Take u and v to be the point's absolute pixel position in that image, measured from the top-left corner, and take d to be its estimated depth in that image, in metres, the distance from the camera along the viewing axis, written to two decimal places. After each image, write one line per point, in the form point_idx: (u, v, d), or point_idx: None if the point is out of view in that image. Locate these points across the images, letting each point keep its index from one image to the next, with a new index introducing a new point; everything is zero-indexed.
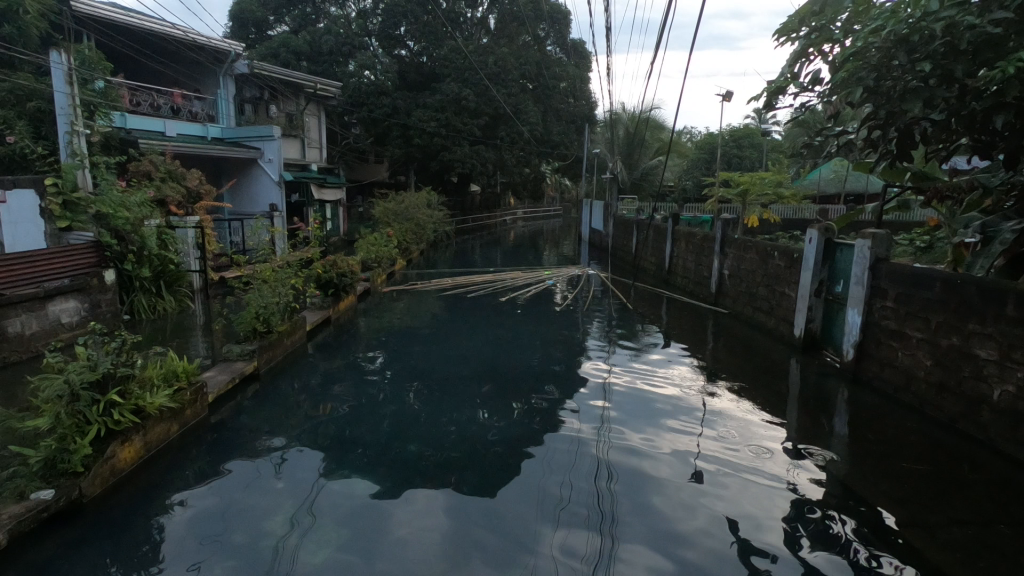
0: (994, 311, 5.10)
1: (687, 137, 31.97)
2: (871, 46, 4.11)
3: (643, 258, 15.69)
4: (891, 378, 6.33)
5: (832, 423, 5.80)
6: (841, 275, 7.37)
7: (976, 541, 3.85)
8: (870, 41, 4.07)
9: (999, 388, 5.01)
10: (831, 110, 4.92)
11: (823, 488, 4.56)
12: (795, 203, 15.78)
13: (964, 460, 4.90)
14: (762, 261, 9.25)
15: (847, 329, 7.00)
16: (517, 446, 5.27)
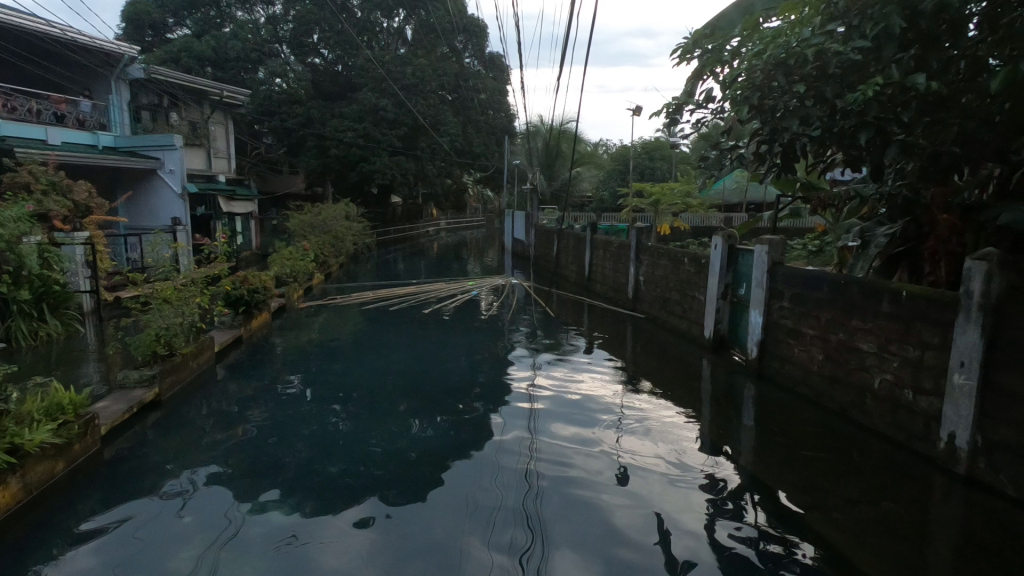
0: (873, 307, 5.65)
1: (603, 149, 33.19)
2: (755, 68, 4.42)
3: (565, 266, 16.09)
4: (790, 372, 6.84)
5: (741, 418, 6.18)
6: (743, 278, 7.88)
7: (867, 518, 4.23)
8: (753, 64, 4.39)
9: (880, 376, 5.55)
10: (726, 125, 5.27)
11: (736, 481, 4.83)
12: (703, 212, 16.74)
13: (854, 445, 5.36)
14: (674, 267, 9.74)
15: (751, 329, 7.48)
16: (443, 461, 5.20)
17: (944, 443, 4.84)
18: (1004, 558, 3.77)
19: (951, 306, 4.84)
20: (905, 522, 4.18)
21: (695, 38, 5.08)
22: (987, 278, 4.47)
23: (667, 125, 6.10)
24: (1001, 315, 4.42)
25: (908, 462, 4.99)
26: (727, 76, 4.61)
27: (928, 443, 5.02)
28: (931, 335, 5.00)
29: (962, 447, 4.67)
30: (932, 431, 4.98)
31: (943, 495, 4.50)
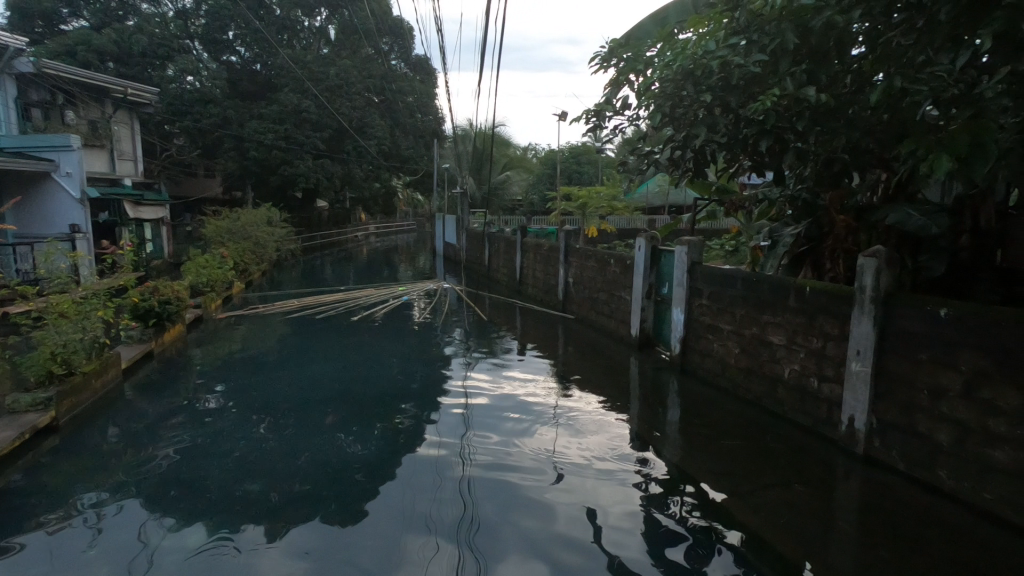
0: (781, 303, 6.05)
1: (532, 154, 33.68)
2: (667, 78, 4.62)
3: (497, 270, 16.16)
4: (710, 366, 7.19)
5: (667, 412, 6.44)
6: (665, 278, 8.21)
7: (781, 501, 4.52)
8: (664, 74, 4.59)
9: (789, 366, 5.94)
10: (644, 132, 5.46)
11: (664, 474, 5.01)
12: (628, 215, 17.31)
13: (769, 433, 5.72)
14: (601, 269, 10.01)
15: (674, 326, 7.81)
16: (373, 471, 5.08)
17: (844, 426, 5.27)
18: (898, 527, 4.15)
19: (847, 300, 5.27)
20: (813, 501, 4.51)
21: (612, 47, 5.22)
22: (877, 274, 4.91)
23: (590, 131, 6.23)
24: (889, 307, 4.86)
25: (816, 446, 5.37)
26: (641, 85, 4.78)
27: (832, 426, 5.44)
28: (832, 327, 5.42)
29: (860, 428, 5.10)
30: (835, 415, 5.40)
31: (846, 474, 4.89)
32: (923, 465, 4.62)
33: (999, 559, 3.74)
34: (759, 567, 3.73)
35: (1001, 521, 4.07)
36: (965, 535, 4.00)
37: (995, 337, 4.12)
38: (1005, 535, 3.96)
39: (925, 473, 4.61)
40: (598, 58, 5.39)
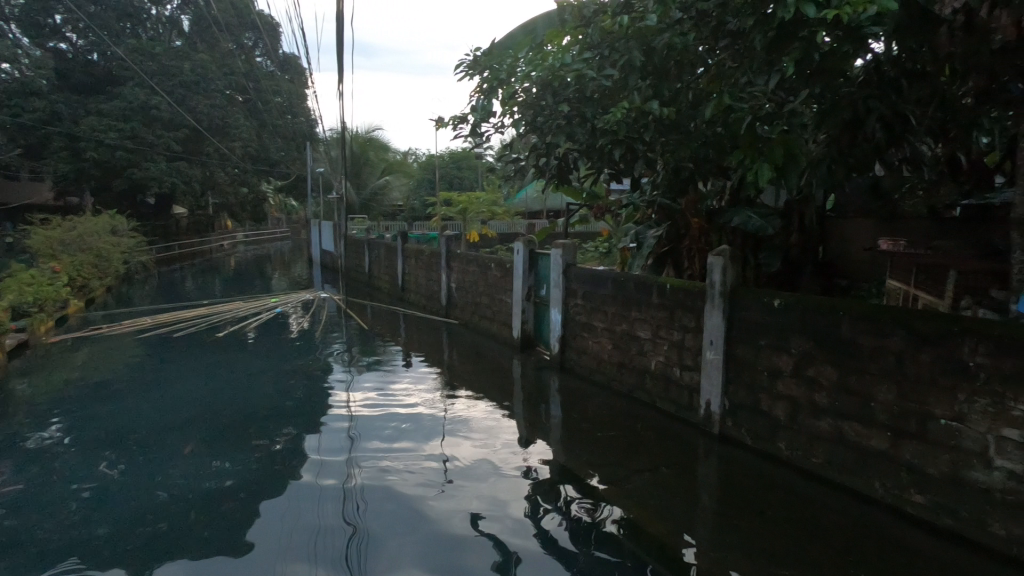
0: (646, 300, 6.51)
1: (413, 159, 33.23)
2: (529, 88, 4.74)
3: (378, 277, 15.75)
4: (586, 362, 7.56)
5: (548, 409, 6.66)
6: (543, 280, 8.51)
7: (650, 484, 4.88)
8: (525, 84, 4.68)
9: (654, 358, 6.41)
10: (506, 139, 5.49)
11: (548, 470, 5.18)
12: (508, 219, 17.68)
13: (640, 421, 6.13)
14: (482, 273, 10.13)
15: (552, 326, 8.11)
16: (243, 498, 4.71)
17: (702, 409, 5.80)
18: (747, 496, 4.65)
19: (701, 294, 5.80)
20: (680, 481, 4.90)
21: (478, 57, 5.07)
22: (724, 270, 5.45)
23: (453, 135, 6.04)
24: (735, 300, 5.44)
25: (680, 430, 5.86)
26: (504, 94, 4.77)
27: (692, 411, 5.96)
28: (689, 320, 5.94)
29: (716, 410, 5.64)
30: (695, 400, 5.92)
31: (706, 453, 5.38)
32: (766, 439, 5.22)
33: (826, 514, 4.32)
34: (634, 548, 3.99)
35: (826, 480, 4.72)
36: (802, 496, 4.57)
37: (817, 322, 4.76)
38: (832, 493, 4.59)
39: (768, 446, 5.21)
40: (464, 65, 5.27)
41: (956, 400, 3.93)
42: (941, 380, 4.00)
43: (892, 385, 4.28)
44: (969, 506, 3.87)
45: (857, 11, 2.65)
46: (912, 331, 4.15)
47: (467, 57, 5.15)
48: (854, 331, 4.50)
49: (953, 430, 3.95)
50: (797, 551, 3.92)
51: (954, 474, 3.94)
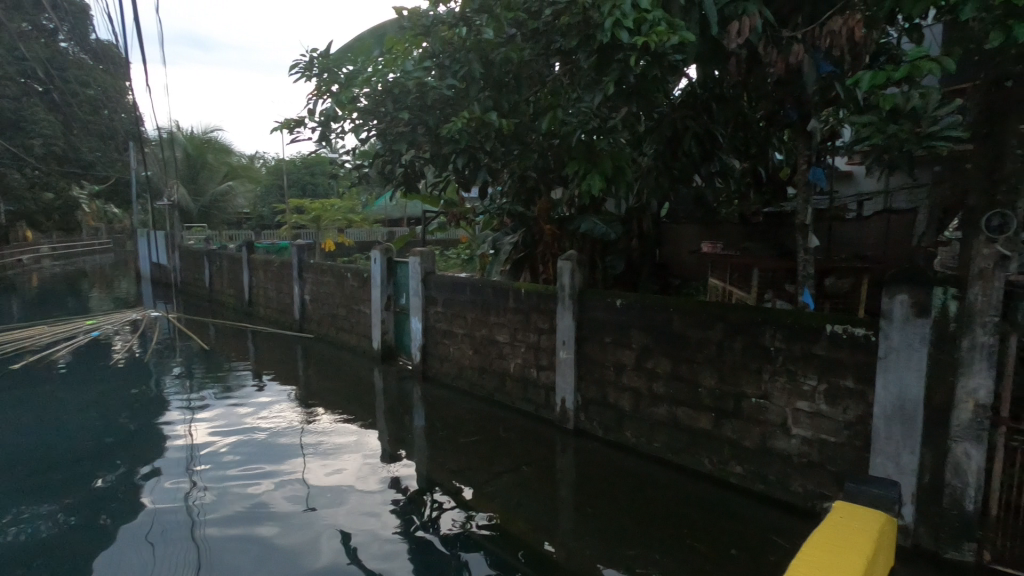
0: (503, 305, 6.67)
1: (260, 163, 30.92)
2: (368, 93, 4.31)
3: (221, 291, 14.38)
4: (448, 369, 7.56)
5: (412, 420, 6.56)
6: (402, 289, 8.38)
7: (512, 484, 5.00)
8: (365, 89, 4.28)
9: (513, 360, 6.60)
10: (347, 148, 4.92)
11: (416, 480, 5.10)
12: (366, 227, 17.16)
13: (501, 424, 6.27)
14: (338, 283, 9.70)
15: (413, 335, 8.01)
16: (47, 554, 4.00)
17: (559, 406, 6.09)
18: (599, 485, 4.95)
19: (553, 297, 6.09)
20: (539, 478, 5.09)
21: (315, 57, 4.53)
22: (572, 274, 5.78)
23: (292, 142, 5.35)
24: (583, 301, 5.79)
25: (538, 428, 6.10)
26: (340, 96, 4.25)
27: (549, 409, 6.24)
28: (544, 322, 6.20)
29: (570, 406, 5.96)
30: (551, 398, 6.20)
31: (563, 448, 5.65)
32: (614, 429, 5.63)
33: (666, 493, 4.76)
34: (498, 548, 4.06)
35: (666, 462, 5.20)
36: (645, 479, 4.99)
37: (653, 318, 5.23)
38: (670, 472, 5.08)
39: (617, 435, 5.62)
40: (301, 66, 4.75)
41: (763, 380, 4.55)
42: (750, 363, 4.61)
43: (714, 371, 4.84)
44: (775, 470, 4.50)
45: (663, 40, 2.95)
46: (727, 322, 4.72)
47: (304, 57, 4.61)
48: (682, 325, 5.02)
49: (761, 406, 4.57)
50: (642, 530, 4.26)
51: (763, 444, 4.57)
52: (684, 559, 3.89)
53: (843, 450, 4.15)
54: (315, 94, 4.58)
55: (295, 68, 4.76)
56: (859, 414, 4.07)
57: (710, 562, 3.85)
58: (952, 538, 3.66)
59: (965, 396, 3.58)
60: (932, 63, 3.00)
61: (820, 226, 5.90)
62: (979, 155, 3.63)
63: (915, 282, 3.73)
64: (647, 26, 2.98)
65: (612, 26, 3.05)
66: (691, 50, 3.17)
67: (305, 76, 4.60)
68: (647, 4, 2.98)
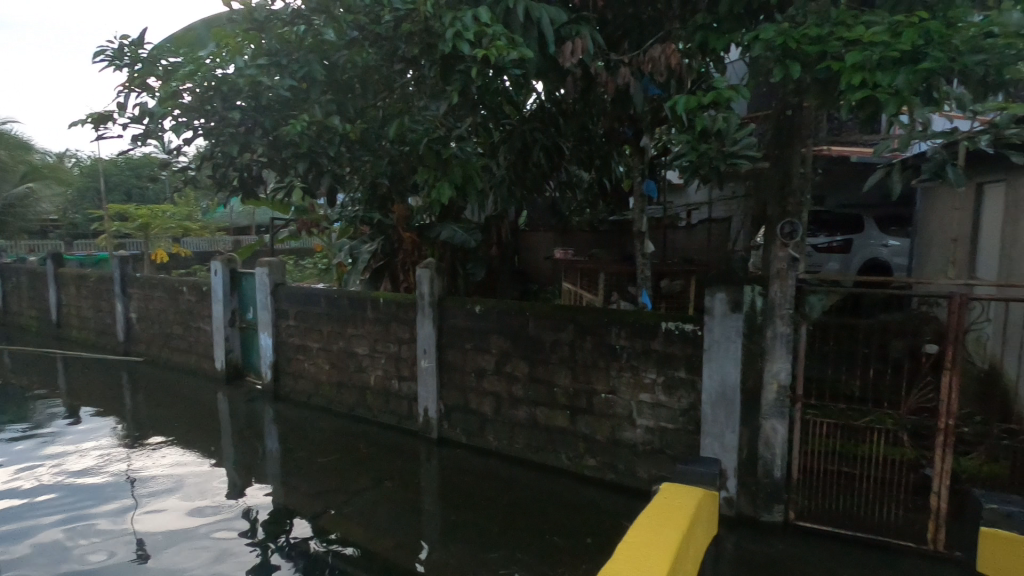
0: (361, 315, 6.44)
1: (72, 163, 26.73)
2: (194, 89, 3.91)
3: (20, 313, 12.16)
4: (304, 387, 7.11)
5: (263, 444, 6.06)
6: (249, 303, 7.75)
7: (374, 501, 4.82)
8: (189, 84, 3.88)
9: (373, 373, 6.39)
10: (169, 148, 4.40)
11: (271, 509, 4.73)
12: (207, 235, 15.60)
13: (362, 440, 6.03)
14: (172, 299, 8.69)
15: (262, 352, 7.42)
16: None
17: (422, 417, 6.00)
18: (464, 492, 4.95)
19: (412, 306, 6.00)
20: (402, 492, 4.96)
21: (125, 44, 4.01)
22: (431, 281, 5.75)
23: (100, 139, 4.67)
24: (443, 309, 5.79)
25: (401, 441, 5.96)
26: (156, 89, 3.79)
27: (412, 420, 6.13)
28: (404, 331, 6.10)
29: (433, 415, 5.90)
30: (414, 408, 6.10)
31: (427, 459, 5.57)
32: (477, 435, 5.68)
33: (528, 493, 4.90)
34: (361, 570, 3.90)
35: (527, 462, 5.36)
36: (508, 481, 5.09)
37: (510, 323, 5.38)
38: (531, 472, 5.24)
39: (480, 441, 5.68)
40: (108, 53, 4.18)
41: (610, 376, 4.89)
42: (600, 361, 4.93)
43: (568, 371, 5.10)
44: (623, 460, 4.85)
45: (503, 54, 3.07)
46: (578, 324, 5.00)
47: (111, 43, 4.06)
48: (538, 328, 5.22)
49: (610, 401, 4.90)
50: (506, 531, 4.34)
51: (612, 436, 4.90)
52: (547, 554, 4.03)
53: (679, 434, 4.59)
54: (127, 86, 4.05)
55: (99, 56, 4.19)
56: (691, 402, 4.53)
57: (571, 554, 4.02)
58: (765, 503, 4.22)
59: (771, 378, 4.16)
60: (732, 91, 3.46)
61: (656, 233, 6.49)
62: (774, 172, 4.25)
63: (729, 282, 4.25)
64: (488, 39, 3.08)
65: (454, 37, 3.10)
66: (530, 67, 3.33)
67: (113, 64, 4.06)
68: (487, 18, 3.08)
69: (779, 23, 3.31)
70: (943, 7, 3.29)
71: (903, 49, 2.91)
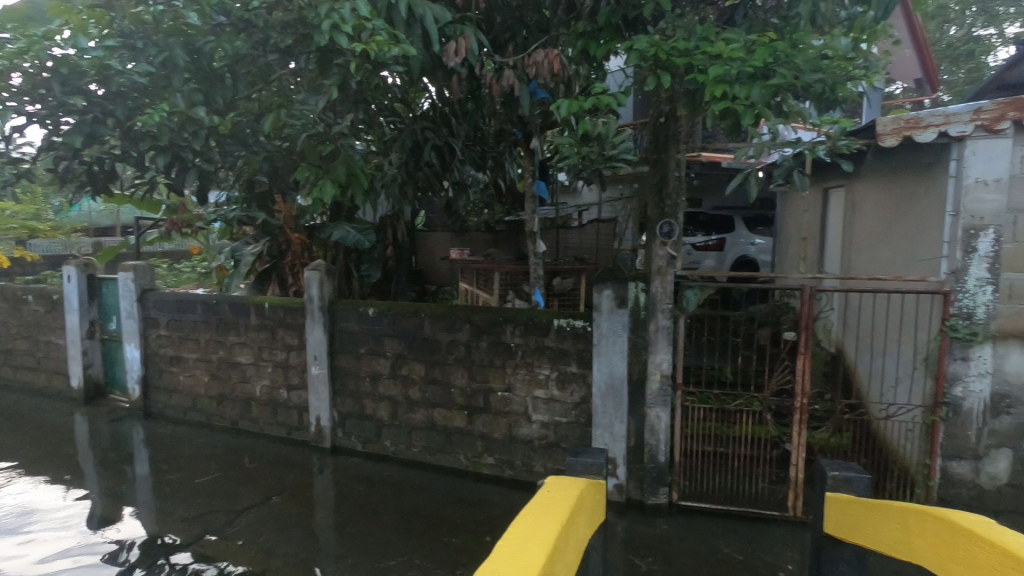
0: (244, 322, 6.02)
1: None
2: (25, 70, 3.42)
3: None
4: (179, 402, 6.52)
5: (130, 467, 5.48)
6: (111, 311, 6.98)
7: (260, 518, 4.53)
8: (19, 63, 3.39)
9: (259, 383, 6.00)
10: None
11: (139, 537, 4.30)
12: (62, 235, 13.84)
13: (247, 455, 5.63)
14: (15, 309, 7.60)
15: (128, 366, 6.71)
16: None
17: (313, 426, 5.73)
18: (360, 500, 4.79)
19: (300, 310, 5.70)
20: (292, 507, 4.70)
21: None
22: (321, 284, 5.51)
23: None
24: (333, 312, 5.56)
25: (291, 453, 5.64)
26: None
27: (303, 430, 5.83)
28: (292, 337, 5.78)
29: (326, 424, 5.66)
30: (305, 418, 5.80)
31: (320, 470, 5.33)
32: (373, 441, 5.52)
33: (426, 495, 4.84)
34: None
35: (426, 465, 5.30)
36: (406, 486, 5.00)
37: (405, 325, 5.28)
38: (430, 475, 5.18)
39: (376, 447, 5.52)
40: None
41: (506, 374, 4.95)
42: (495, 360, 4.97)
43: (464, 371, 5.09)
44: (520, 456, 4.94)
45: (383, 50, 3.00)
46: (473, 324, 5.01)
47: None
48: (434, 329, 5.17)
49: (506, 399, 4.96)
50: (402, 537, 4.25)
51: (509, 433, 4.97)
52: (445, 557, 3.99)
53: (571, 427, 4.75)
54: None
55: None
56: (582, 395, 4.70)
57: (469, 554, 4.02)
58: (651, 487, 4.47)
59: (654, 369, 4.42)
60: (611, 97, 3.63)
61: (550, 233, 6.69)
62: (653, 175, 4.52)
63: (615, 279, 4.45)
64: (367, 33, 2.99)
65: (330, 29, 2.97)
66: (414, 64, 3.28)
67: None
68: (366, 12, 2.98)
69: (651, 34, 3.51)
70: (789, 29, 3.66)
71: (756, 65, 3.20)
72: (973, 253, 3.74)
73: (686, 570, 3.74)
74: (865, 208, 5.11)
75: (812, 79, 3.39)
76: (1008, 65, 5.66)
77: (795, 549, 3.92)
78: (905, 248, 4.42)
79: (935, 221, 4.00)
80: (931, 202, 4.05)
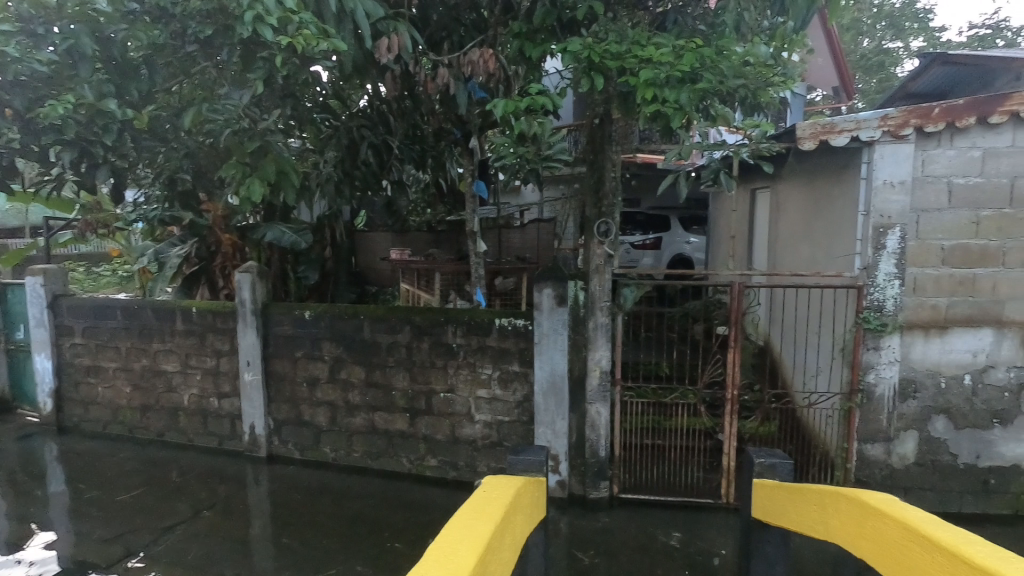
0: (169, 327, 5.70)
1: None
2: None
3: None
4: (98, 415, 6.11)
5: (42, 487, 5.08)
6: (18, 320, 6.46)
7: (190, 534, 4.31)
8: None
9: (187, 392, 5.70)
10: None
11: (53, 562, 3.99)
12: None
13: (174, 468, 5.34)
14: None
15: (39, 378, 6.22)
16: None
17: (247, 435, 5.50)
18: (297, 510, 4.63)
19: (231, 314, 5.45)
20: (225, 520, 4.49)
21: None
22: (253, 287, 5.29)
23: None
24: (267, 316, 5.35)
25: (223, 464, 5.39)
26: None
27: (236, 439, 5.58)
28: (222, 343, 5.52)
29: (261, 432, 5.44)
30: (238, 427, 5.56)
31: (254, 480, 5.11)
32: (311, 448, 5.36)
33: (367, 501, 4.73)
34: None
35: (367, 470, 5.19)
36: (346, 492, 4.88)
37: (343, 327, 5.14)
38: (371, 480, 5.08)
39: (315, 454, 5.35)
40: None
41: (448, 375, 4.91)
42: (437, 361, 4.92)
43: (405, 373, 5.02)
44: (463, 456, 4.92)
45: (311, 45, 2.92)
46: (414, 324, 4.95)
47: None
48: (373, 332, 5.06)
49: (448, 400, 4.92)
50: (342, 545, 4.14)
51: (452, 434, 4.94)
52: (386, 563, 3.92)
53: (514, 426, 4.78)
54: None
55: None
56: (524, 394, 4.73)
57: (411, 558, 3.97)
58: (593, 481, 4.56)
59: (593, 365, 4.50)
60: (547, 98, 3.67)
61: (491, 232, 6.70)
62: (590, 175, 4.60)
63: (554, 278, 4.49)
64: (294, 26, 2.91)
65: (254, 21, 2.84)
66: (344, 60, 3.20)
67: None
68: (292, 4, 2.89)
69: (585, 36, 3.57)
70: (715, 35, 3.81)
71: (684, 70, 3.31)
72: (882, 249, 4.02)
73: (626, 561, 3.83)
74: (787, 208, 5.40)
75: (734, 84, 3.56)
76: (910, 75, 6.14)
77: (728, 534, 4.10)
78: (823, 245, 4.69)
79: (849, 219, 4.27)
80: (845, 202, 4.33)
